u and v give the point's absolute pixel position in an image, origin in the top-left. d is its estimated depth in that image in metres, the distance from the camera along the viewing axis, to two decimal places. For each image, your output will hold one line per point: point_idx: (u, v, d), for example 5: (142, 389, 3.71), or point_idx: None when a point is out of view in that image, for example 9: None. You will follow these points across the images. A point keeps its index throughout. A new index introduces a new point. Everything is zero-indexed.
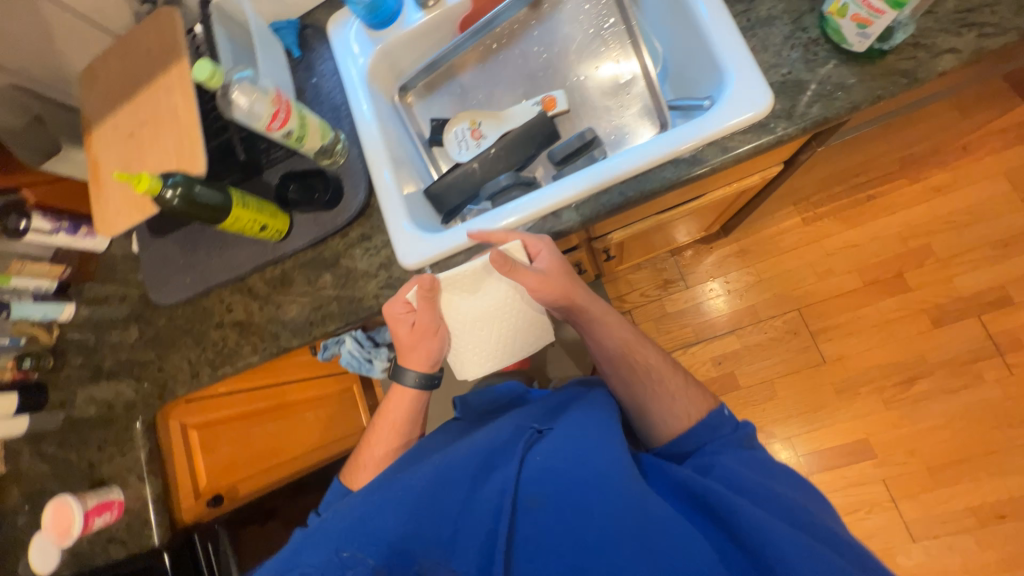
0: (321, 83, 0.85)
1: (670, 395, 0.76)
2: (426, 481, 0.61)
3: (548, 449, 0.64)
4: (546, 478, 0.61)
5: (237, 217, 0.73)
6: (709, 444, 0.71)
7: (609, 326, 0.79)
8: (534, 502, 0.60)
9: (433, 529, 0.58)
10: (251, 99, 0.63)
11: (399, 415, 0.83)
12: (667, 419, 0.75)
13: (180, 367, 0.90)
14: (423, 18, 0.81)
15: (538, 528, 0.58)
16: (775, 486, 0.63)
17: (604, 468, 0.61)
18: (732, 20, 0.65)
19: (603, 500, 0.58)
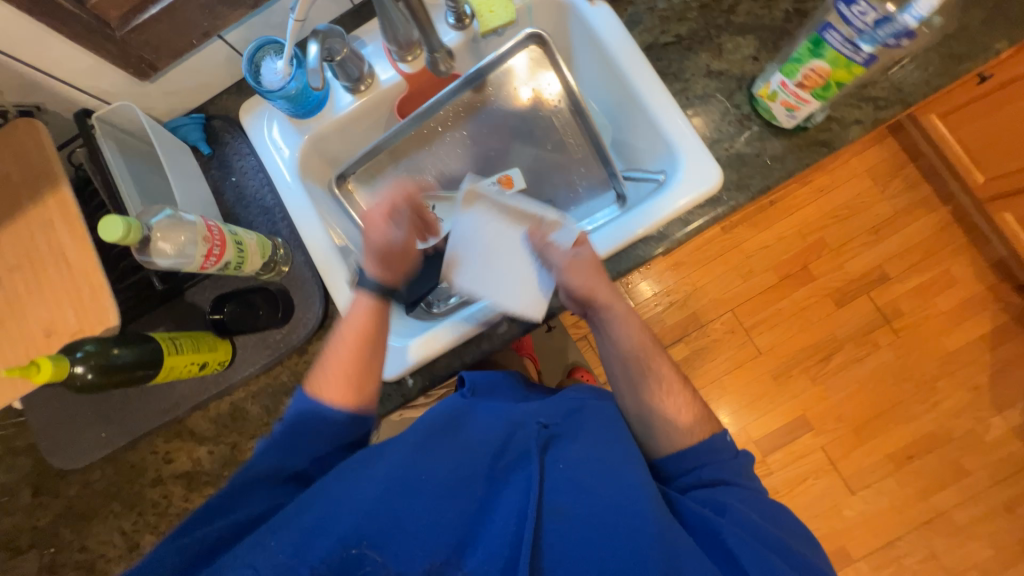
0: (243, 182, 0.75)
1: (674, 406, 0.69)
2: (439, 490, 0.54)
3: (574, 457, 0.59)
4: (574, 491, 0.56)
5: (173, 367, 0.61)
6: (706, 469, 0.65)
7: (627, 332, 0.70)
8: (560, 514, 0.55)
9: (449, 534, 0.52)
10: (177, 242, 0.53)
11: (344, 347, 0.64)
12: (670, 432, 0.68)
13: (113, 540, 0.76)
14: (355, 102, 0.74)
15: (564, 545, 0.53)
16: (786, 532, 0.61)
17: (634, 480, 0.57)
18: (675, 101, 0.69)
19: (634, 518, 0.54)
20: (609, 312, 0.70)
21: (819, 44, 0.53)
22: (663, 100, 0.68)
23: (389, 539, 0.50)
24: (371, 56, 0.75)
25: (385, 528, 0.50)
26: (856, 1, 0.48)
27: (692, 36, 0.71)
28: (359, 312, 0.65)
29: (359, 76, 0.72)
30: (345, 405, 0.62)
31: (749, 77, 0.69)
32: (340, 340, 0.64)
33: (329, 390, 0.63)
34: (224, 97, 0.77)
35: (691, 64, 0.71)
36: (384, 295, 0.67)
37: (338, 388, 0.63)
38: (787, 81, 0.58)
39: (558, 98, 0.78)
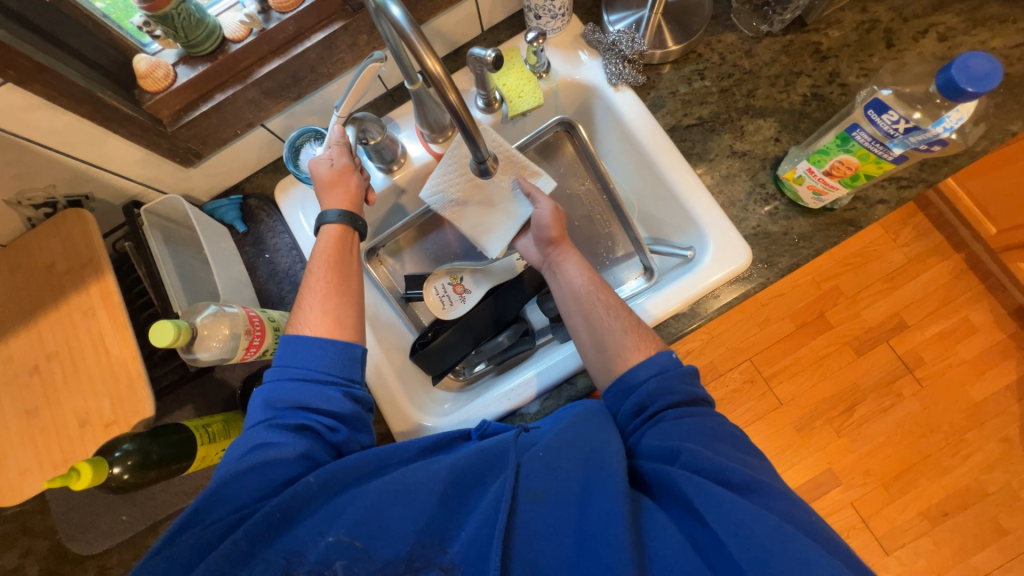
0: (275, 258, 0.77)
1: (630, 341, 0.60)
2: (404, 491, 0.48)
3: (554, 443, 0.50)
4: (548, 475, 0.47)
5: (204, 456, 0.62)
6: (653, 382, 0.55)
7: (578, 279, 0.67)
8: (536, 496, 0.47)
9: (419, 526, 0.47)
10: (220, 338, 0.55)
11: (321, 274, 0.63)
12: (622, 351, 0.60)
13: None
14: (388, 180, 0.76)
15: (538, 526, 0.45)
16: (741, 456, 0.50)
17: (611, 457, 0.49)
18: (698, 179, 0.70)
19: (606, 494, 0.45)
20: (563, 253, 0.70)
21: (847, 140, 0.56)
22: (653, 126, 0.72)
23: (365, 544, 0.46)
24: (404, 137, 0.77)
25: (374, 531, 0.47)
26: (887, 110, 0.50)
27: (714, 118, 0.74)
28: (329, 241, 0.65)
29: (393, 157, 0.74)
30: (333, 339, 0.59)
31: (773, 158, 0.71)
32: (313, 273, 0.63)
33: (307, 323, 0.60)
34: (261, 176, 0.79)
35: (715, 145, 0.73)
36: (352, 226, 0.66)
37: (319, 319, 0.60)
38: (814, 169, 0.60)
39: (588, 178, 0.83)
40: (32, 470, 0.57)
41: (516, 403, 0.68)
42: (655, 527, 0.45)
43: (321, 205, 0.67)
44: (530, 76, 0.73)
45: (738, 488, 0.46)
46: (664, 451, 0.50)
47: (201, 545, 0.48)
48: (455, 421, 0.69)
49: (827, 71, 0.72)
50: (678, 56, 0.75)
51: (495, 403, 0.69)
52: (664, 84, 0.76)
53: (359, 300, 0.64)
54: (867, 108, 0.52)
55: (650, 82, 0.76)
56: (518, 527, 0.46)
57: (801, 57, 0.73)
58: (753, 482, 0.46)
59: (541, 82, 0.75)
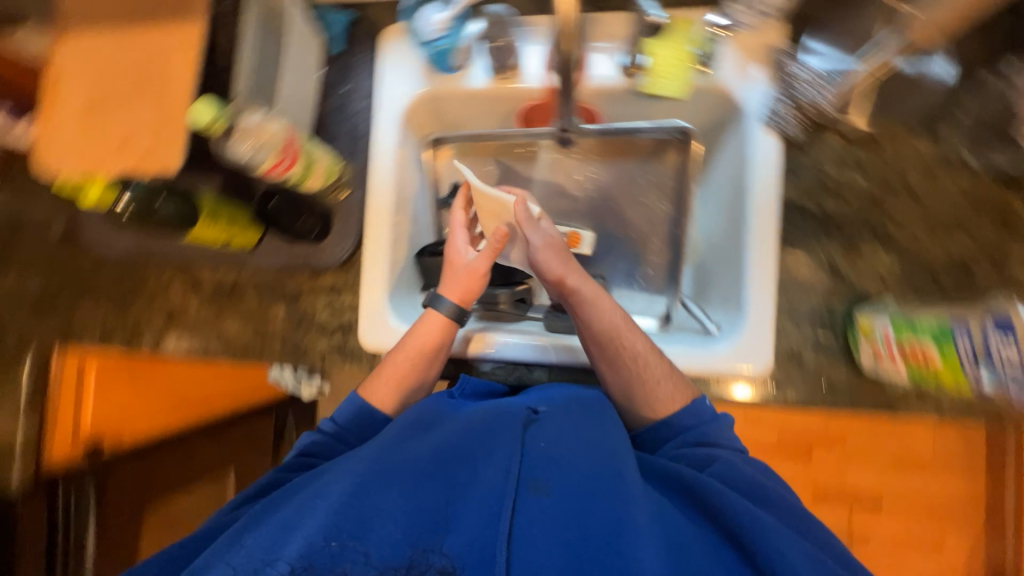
0: (351, 96, 0.75)
1: (663, 393, 0.59)
2: (393, 477, 0.47)
3: (554, 436, 0.51)
4: (550, 466, 0.48)
5: (200, 234, 0.68)
6: (692, 431, 0.57)
7: (610, 322, 0.60)
8: (539, 489, 0.47)
9: (421, 510, 0.45)
10: (255, 143, 0.55)
11: (401, 362, 0.63)
12: (646, 403, 0.59)
13: (92, 328, 0.82)
14: (488, 84, 0.71)
15: (542, 519, 0.45)
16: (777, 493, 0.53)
17: (613, 446, 0.50)
18: (774, 272, 0.62)
19: (614, 485, 0.46)
20: (574, 294, 0.62)
21: (948, 335, 0.52)
22: (770, 221, 0.63)
23: (366, 549, 0.42)
24: (527, 50, 0.70)
25: (371, 513, 0.44)
26: (1012, 330, 0.47)
27: (838, 219, 0.64)
28: (428, 326, 0.64)
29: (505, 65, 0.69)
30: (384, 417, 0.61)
31: (858, 297, 0.62)
32: (397, 351, 0.64)
33: (375, 394, 0.62)
34: (379, 7, 0.75)
35: (816, 246, 0.64)
36: (455, 321, 0.65)
37: (387, 397, 0.62)
38: (895, 340, 0.55)
39: (665, 200, 0.78)
40: None
41: (526, 358, 0.68)
42: (676, 540, 0.45)
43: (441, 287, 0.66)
44: (687, 61, 0.64)
45: (760, 504, 0.51)
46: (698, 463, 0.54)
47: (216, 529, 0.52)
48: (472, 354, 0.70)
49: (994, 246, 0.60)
50: (853, 133, 0.64)
51: (512, 342, 0.69)
52: (816, 153, 0.64)
53: (431, 378, 0.65)
54: (993, 316, 0.49)
55: (804, 142, 0.65)
56: (523, 522, 0.44)
57: (982, 214, 0.60)
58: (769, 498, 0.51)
59: (695, 73, 0.65)
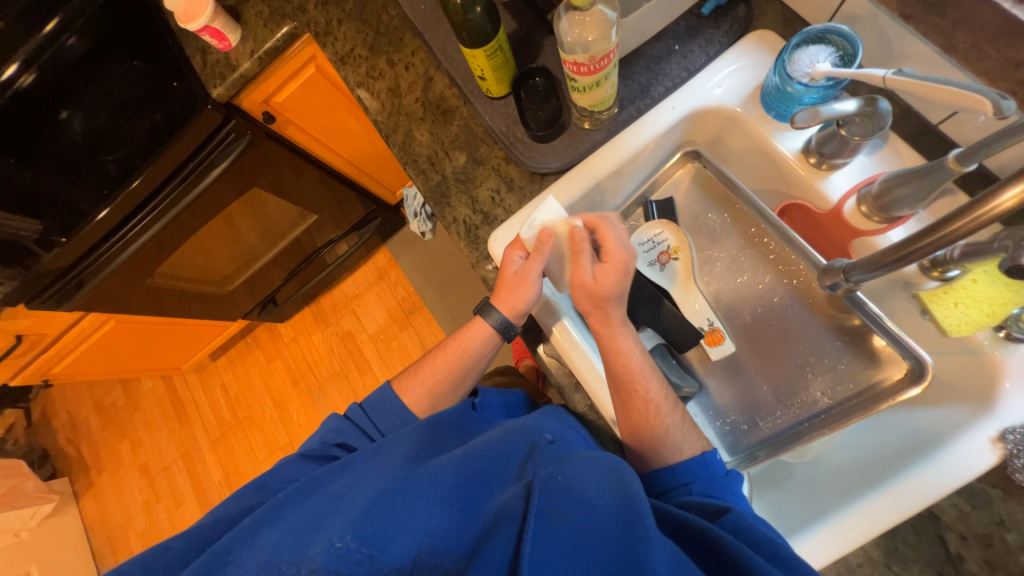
0: (673, 57, 0.70)
1: (687, 448, 0.59)
2: (407, 491, 0.46)
3: (570, 469, 0.48)
4: (570, 497, 0.45)
5: (473, 56, 0.67)
6: (698, 485, 0.57)
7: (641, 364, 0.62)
8: (558, 518, 0.43)
9: (432, 530, 0.44)
10: (581, 35, 0.55)
11: (445, 359, 0.72)
12: (669, 452, 0.59)
13: (344, 42, 0.90)
14: (790, 156, 0.65)
15: (558, 547, 0.41)
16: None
17: (626, 483, 0.46)
18: (856, 546, 0.54)
19: (634, 527, 0.42)
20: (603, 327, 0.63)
21: None
22: (897, 506, 0.54)
23: (372, 553, 0.42)
24: (859, 161, 0.62)
25: (383, 524, 0.44)
26: None
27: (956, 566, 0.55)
28: (478, 330, 0.71)
29: (827, 156, 0.62)
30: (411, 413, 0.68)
31: None
32: (438, 352, 0.73)
33: (410, 392, 0.70)
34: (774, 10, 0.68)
35: None
36: (503, 334, 0.68)
37: (420, 399, 0.70)
38: None
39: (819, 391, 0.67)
40: None
41: (590, 387, 0.64)
42: None
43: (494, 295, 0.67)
44: (997, 316, 0.52)
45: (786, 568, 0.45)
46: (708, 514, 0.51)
47: (223, 522, 0.51)
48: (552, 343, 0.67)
49: None
50: None
51: (595, 369, 0.64)
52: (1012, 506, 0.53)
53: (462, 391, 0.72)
54: None
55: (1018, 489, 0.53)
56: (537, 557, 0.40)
57: None
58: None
59: (987, 331, 0.55)
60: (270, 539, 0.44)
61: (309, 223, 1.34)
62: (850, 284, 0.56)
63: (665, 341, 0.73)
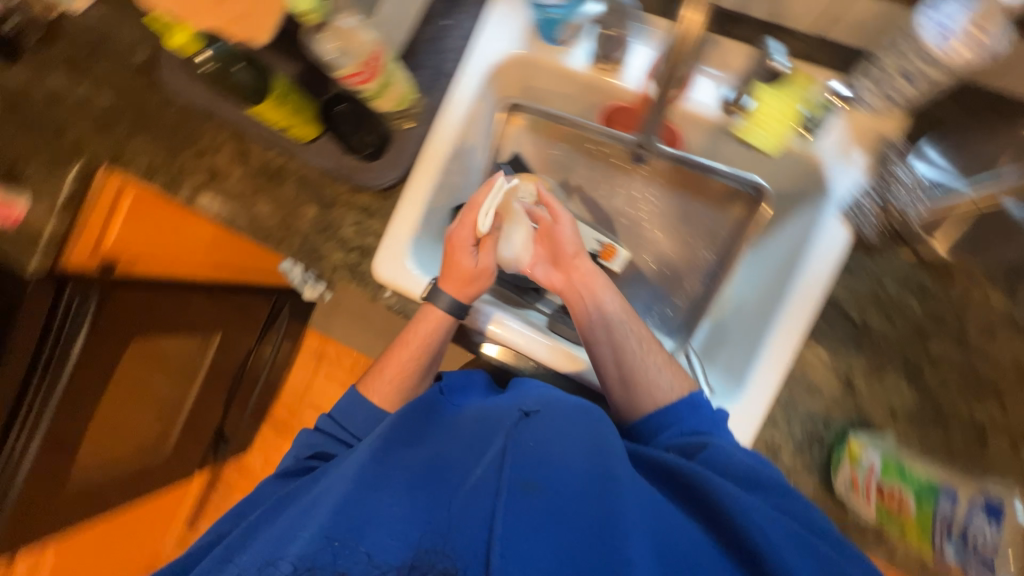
0: (447, 33, 0.73)
1: (664, 380, 0.63)
2: (369, 484, 0.44)
3: (545, 436, 0.46)
4: (541, 463, 0.43)
5: (263, 109, 0.67)
6: (685, 424, 0.58)
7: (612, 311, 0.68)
8: (530, 488, 0.41)
9: (397, 514, 0.41)
10: (340, 46, 0.54)
11: (405, 355, 0.69)
12: (645, 385, 0.62)
13: (142, 158, 0.85)
14: (586, 71, 0.69)
15: (533, 520, 0.40)
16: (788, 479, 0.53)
17: (602, 447, 0.47)
18: (791, 356, 0.60)
19: (607, 489, 0.43)
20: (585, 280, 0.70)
21: (934, 498, 0.55)
22: (804, 306, 0.60)
23: (369, 550, 0.39)
24: (635, 48, 0.68)
25: (373, 523, 0.40)
26: (991, 517, 0.54)
27: (874, 336, 0.60)
28: (428, 319, 0.68)
29: (610, 55, 0.66)
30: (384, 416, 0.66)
31: (865, 420, 0.60)
32: (401, 346, 0.70)
33: (379, 392, 0.68)
34: None
35: (842, 355, 0.61)
36: (454, 315, 0.67)
37: (390, 394, 0.68)
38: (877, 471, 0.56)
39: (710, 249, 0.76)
40: None
41: (527, 351, 0.67)
42: (677, 530, 0.43)
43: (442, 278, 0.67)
44: (791, 120, 0.61)
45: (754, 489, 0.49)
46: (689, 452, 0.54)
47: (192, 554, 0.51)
48: (493, 338, 0.70)
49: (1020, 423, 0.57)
50: (930, 257, 0.59)
51: (526, 334, 0.68)
52: (880, 262, 0.61)
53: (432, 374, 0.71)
54: (981, 500, 0.55)
55: (874, 247, 0.61)
56: (514, 530, 0.39)
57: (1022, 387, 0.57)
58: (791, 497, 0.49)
59: (796, 135, 0.62)
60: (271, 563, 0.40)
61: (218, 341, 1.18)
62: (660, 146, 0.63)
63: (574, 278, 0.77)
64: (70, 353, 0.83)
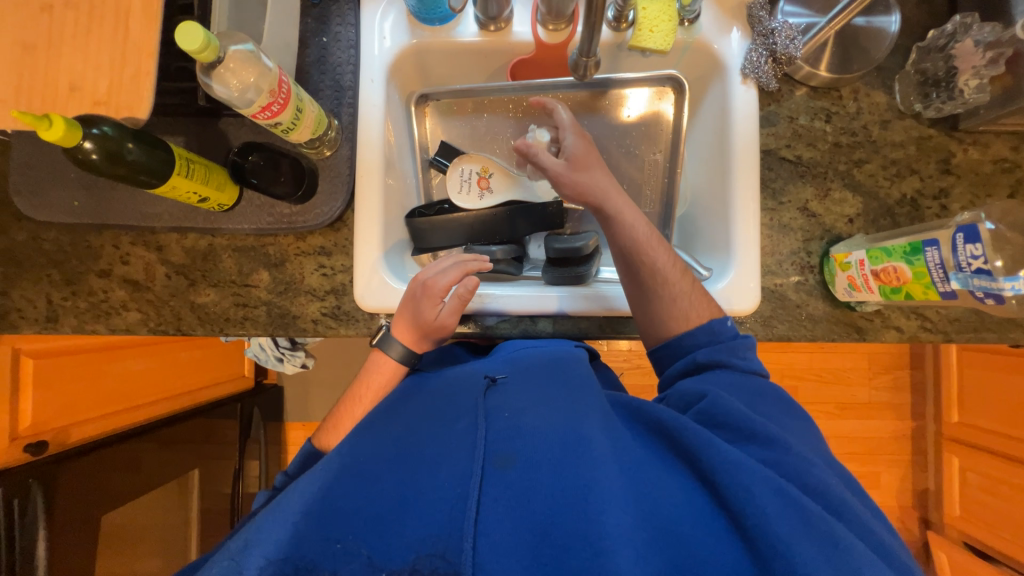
0: (331, 48, 0.70)
1: (682, 308, 0.60)
2: (341, 473, 0.45)
3: (518, 405, 0.50)
4: (515, 432, 0.46)
5: (172, 187, 0.57)
6: (702, 351, 0.58)
7: (647, 232, 0.62)
8: (505, 462, 0.44)
9: (359, 503, 0.42)
10: (242, 81, 0.51)
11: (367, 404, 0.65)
12: (667, 320, 0.61)
13: (35, 302, 0.72)
14: (478, 38, 0.71)
15: (508, 495, 0.41)
16: (786, 407, 0.54)
17: (587, 415, 0.49)
18: (757, 207, 0.67)
19: (581, 452, 0.44)
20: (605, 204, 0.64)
21: (915, 253, 0.52)
22: (749, 162, 0.67)
23: (371, 552, 0.39)
24: (518, 3, 0.71)
25: (341, 515, 0.41)
26: (975, 241, 0.46)
27: (811, 165, 0.69)
28: (383, 370, 0.66)
29: (495, 16, 0.68)
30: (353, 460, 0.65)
31: (834, 235, 0.68)
32: (354, 402, 0.66)
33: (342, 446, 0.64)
34: None
35: (794, 190, 0.69)
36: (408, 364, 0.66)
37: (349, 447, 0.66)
38: (866, 262, 0.58)
39: (658, 150, 0.79)
40: (6, 103, 0.55)
41: (535, 310, 0.70)
42: (658, 486, 0.43)
43: (393, 326, 0.66)
44: (673, 16, 0.67)
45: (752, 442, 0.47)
46: (688, 402, 0.53)
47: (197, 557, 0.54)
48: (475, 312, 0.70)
49: (939, 186, 0.68)
50: (820, 84, 0.69)
51: (526, 297, 0.70)
52: (789, 105, 0.70)
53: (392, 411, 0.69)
54: (958, 231, 0.47)
55: (777, 94, 0.70)
56: (490, 503, 0.41)
57: (928, 158, 0.68)
58: (789, 445, 0.46)
59: (679, 29, 0.69)
60: (248, 551, 0.40)
61: (195, 477, 1.24)
62: (591, 58, 0.61)
63: (548, 229, 0.78)
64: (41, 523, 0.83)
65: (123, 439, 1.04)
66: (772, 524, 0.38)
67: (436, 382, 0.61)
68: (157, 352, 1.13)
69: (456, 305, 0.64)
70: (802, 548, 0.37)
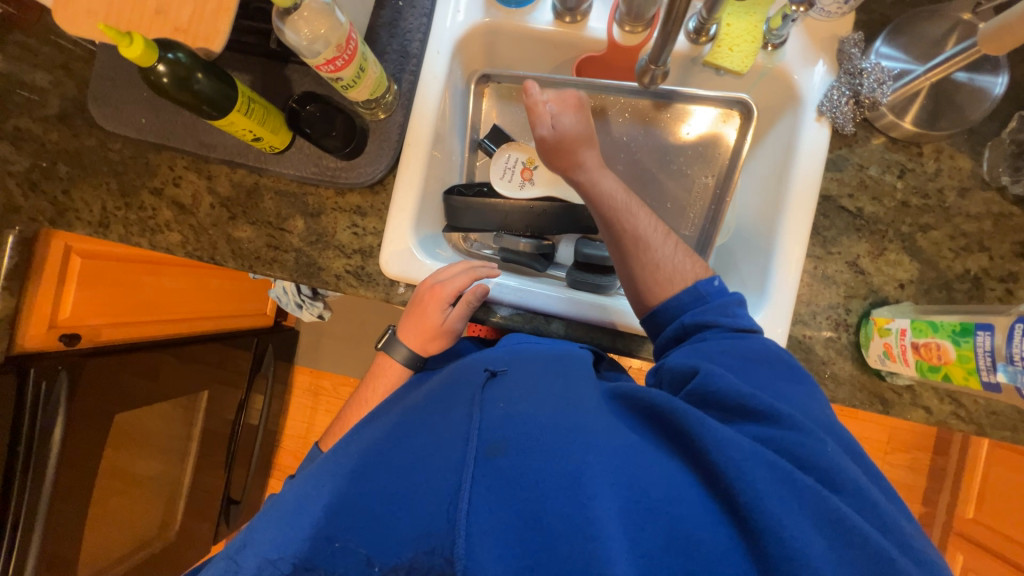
0: (406, 13, 0.71)
1: (667, 269, 0.59)
2: (335, 472, 0.45)
3: (513, 396, 0.49)
4: (506, 423, 0.44)
5: (231, 122, 0.59)
6: (690, 315, 0.56)
7: (626, 199, 0.62)
8: (495, 451, 0.42)
9: (349, 493, 0.41)
10: (313, 32, 0.52)
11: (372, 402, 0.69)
12: (653, 286, 0.60)
13: (91, 207, 0.76)
14: (551, 27, 0.70)
15: (499, 482, 0.40)
16: (794, 371, 0.51)
17: (580, 407, 0.47)
18: (804, 251, 0.64)
19: (573, 441, 0.42)
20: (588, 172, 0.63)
21: (965, 334, 0.48)
22: (805, 199, 0.64)
23: (370, 552, 0.38)
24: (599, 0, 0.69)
25: (333, 512, 0.40)
26: None
27: (871, 220, 0.65)
28: (388, 374, 0.70)
29: (573, 8, 0.67)
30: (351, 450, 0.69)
31: (879, 298, 0.64)
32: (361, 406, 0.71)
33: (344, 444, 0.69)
34: None
35: (847, 243, 0.65)
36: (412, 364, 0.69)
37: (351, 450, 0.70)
38: (908, 333, 0.55)
39: (711, 174, 0.76)
40: (98, 15, 0.58)
41: (552, 311, 0.69)
42: (651, 470, 0.41)
43: (403, 328, 0.69)
44: (758, 38, 0.64)
45: (748, 422, 0.45)
46: (682, 379, 0.50)
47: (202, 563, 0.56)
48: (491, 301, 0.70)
49: (1009, 268, 0.63)
50: (901, 137, 0.65)
51: (544, 297, 0.69)
52: (862, 152, 0.66)
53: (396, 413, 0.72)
54: (1016, 320, 0.43)
55: (852, 138, 0.66)
56: (480, 491, 0.39)
57: (1003, 236, 0.63)
58: (786, 416, 0.44)
59: (761, 52, 0.66)
60: (247, 551, 0.41)
61: (204, 398, 1.28)
62: (661, 67, 0.58)
63: (580, 231, 0.77)
64: (62, 407, 0.89)
65: (149, 347, 1.11)
66: (771, 514, 0.36)
67: (447, 368, 0.62)
68: (190, 275, 1.20)
69: (464, 311, 0.67)
70: (802, 537, 0.36)
